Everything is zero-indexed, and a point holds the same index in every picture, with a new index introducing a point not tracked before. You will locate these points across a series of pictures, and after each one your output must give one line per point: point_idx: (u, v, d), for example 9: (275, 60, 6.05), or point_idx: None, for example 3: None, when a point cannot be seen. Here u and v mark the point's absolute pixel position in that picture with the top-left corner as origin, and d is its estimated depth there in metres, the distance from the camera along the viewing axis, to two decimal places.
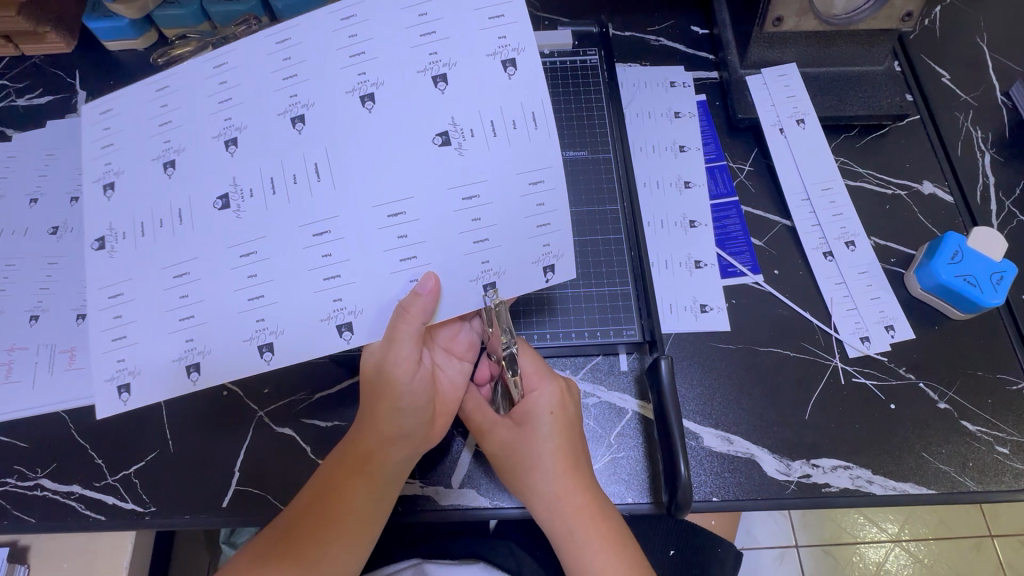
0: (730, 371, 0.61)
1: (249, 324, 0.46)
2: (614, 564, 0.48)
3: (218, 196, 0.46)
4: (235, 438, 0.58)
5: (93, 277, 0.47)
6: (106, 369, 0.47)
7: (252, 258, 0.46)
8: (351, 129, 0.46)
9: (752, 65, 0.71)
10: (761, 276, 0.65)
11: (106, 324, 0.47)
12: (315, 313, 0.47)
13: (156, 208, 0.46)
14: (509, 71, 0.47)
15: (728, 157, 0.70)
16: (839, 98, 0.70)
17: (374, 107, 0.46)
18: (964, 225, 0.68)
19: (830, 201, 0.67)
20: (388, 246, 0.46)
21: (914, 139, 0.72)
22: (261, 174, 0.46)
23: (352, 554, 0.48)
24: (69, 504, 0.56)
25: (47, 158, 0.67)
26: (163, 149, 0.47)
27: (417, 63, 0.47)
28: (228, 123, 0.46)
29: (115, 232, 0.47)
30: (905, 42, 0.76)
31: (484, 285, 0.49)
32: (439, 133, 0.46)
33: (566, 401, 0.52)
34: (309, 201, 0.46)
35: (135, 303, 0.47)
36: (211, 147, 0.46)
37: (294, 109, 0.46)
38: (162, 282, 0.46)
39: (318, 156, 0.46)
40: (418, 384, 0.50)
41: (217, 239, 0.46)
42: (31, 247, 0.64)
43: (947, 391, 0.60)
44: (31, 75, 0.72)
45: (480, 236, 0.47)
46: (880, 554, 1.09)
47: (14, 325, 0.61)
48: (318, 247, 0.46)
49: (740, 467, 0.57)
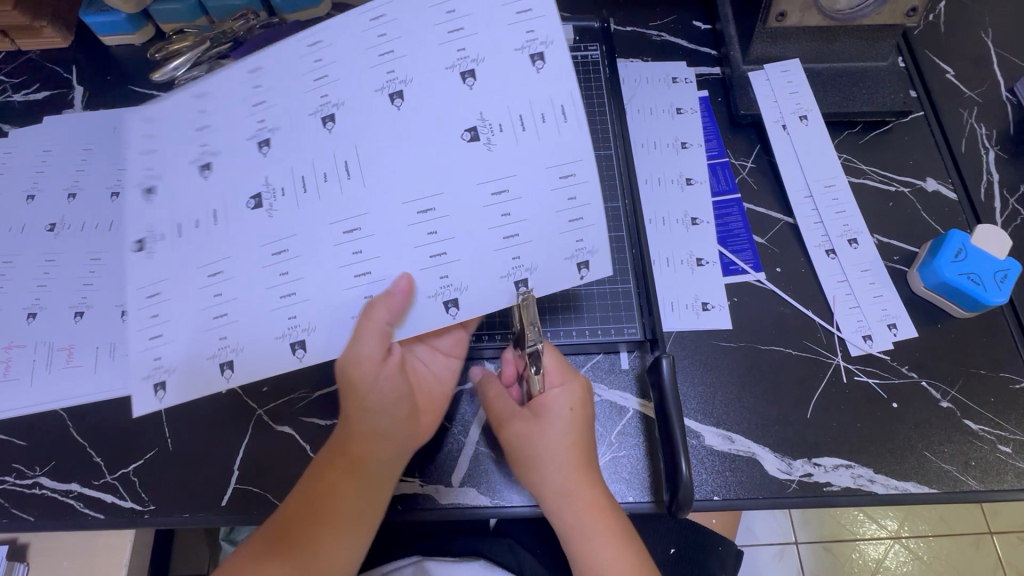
0: (731, 369, 0.60)
1: (280, 321, 0.46)
2: (621, 558, 0.48)
3: (252, 195, 0.45)
4: (234, 437, 0.58)
5: (132, 278, 0.46)
6: (143, 367, 0.46)
7: (284, 257, 0.45)
8: (380, 127, 0.46)
9: (755, 60, 0.70)
10: (763, 274, 0.64)
11: (142, 325, 0.46)
12: (345, 309, 0.46)
13: (192, 208, 0.46)
14: (538, 66, 0.47)
15: (730, 154, 0.69)
16: (842, 94, 0.70)
17: (403, 104, 0.46)
18: (967, 222, 0.68)
19: (832, 198, 0.66)
20: (417, 242, 0.46)
21: (917, 135, 0.71)
22: (293, 173, 0.45)
23: (345, 551, 0.48)
24: (68, 502, 0.56)
25: (43, 154, 0.67)
26: (199, 152, 0.46)
27: (445, 59, 0.46)
28: (262, 125, 0.46)
29: (151, 233, 0.45)
30: (910, 37, 0.75)
31: (445, 301, 0.47)
32: (467, 129, 0.46)
33: (585, 398, 0.52)
34: (338, 198, 0.45)
35: (172, 303, 0.46)
36: (244, 149, 0.46)
37: (325, 109, 0.46)
38: (197, 281, 0.46)
39: (348, 154, 0.46)
40: (387, 380, 0.48)
41: (251, 238, 0.45)
42: (29, 244, 0.63)
43: (950, 389, 0.60)
44: (28, 70, 0.71)
45: (511, 231, 0.47)
46: (880, 551, 1.09)
47: (12, 323, 0.60)
48: (348, 244, 0.46)
49: (742, 466, 0.56)
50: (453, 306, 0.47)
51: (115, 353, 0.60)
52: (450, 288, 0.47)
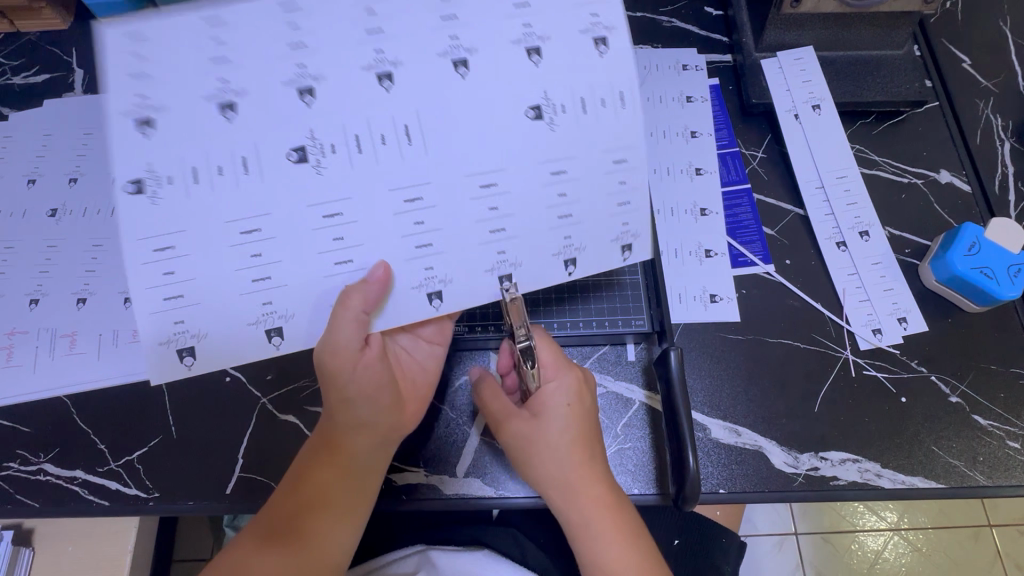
0: (738, 362, 0.60)
1: (335, 289, 0.43)
2: (626, 556, 0.47)
3: (292, 147, 0.40)
4: (237, 425, 0.57)
5: (133, 225, 0.39)
6: (161, 331, 0.41)
7: (336, 221, 0.42)
8: (446, 94, 0.41)
9: (767, 48, 0.69)
10: (772, 266, 0.63)
11: (152, 282, 0.40)
12: (405, 282, 0.44)
13: (212, 153, 0.39)
14: (602, 49, 0.43)
15: (740, 143, 0.68)
16: (857, 84, 0.68)
17: (468, 73, 0.42)
18: (981, 216, 0.67)
19: (845, 190, 0.65)
20: (478, 217, 0.44)
21: (932, 126, 0.70)
22: (345, 131, 0.41)
23: (344, 534, 0.48)
24: (72, 488, 0.56)
25: (44, 139, 0.66)
26: (218, 88, 0.39)
27: (512, 32, 0.42)
28: (301, 70, 0.40)
29: (157, 175, 0.39)
30: (926, 26, 0.73)
31: (428, 293, 0.45)
32: (532, 106, 0.43)
33: (582, 393, 0.51)
34: (399, 166, 0.41)
35: (190, 260, 0.40)
36: (282, 95, 0.40)
37: (380, 64, 0.41)
38: (227, 238, 0.40)
39: (409, 119, 0.41)
40: (363, 372, 0.46)
41: (293, 198, 0.41)
42: (30, 229, 0.62)
43: (959, 384, 0.59)
44: (27, 53, 0.70)
45: (566, 211, 0.45)
46: (879, 542, 1.09)
47: (14, 309, 0.60)
48: (410, 215, 0.43)
49: (748, 460, 0.56)
50: (506, 280, 0.46)
51: (118, 340, 0.60)
52: (506, 262, 0.46)
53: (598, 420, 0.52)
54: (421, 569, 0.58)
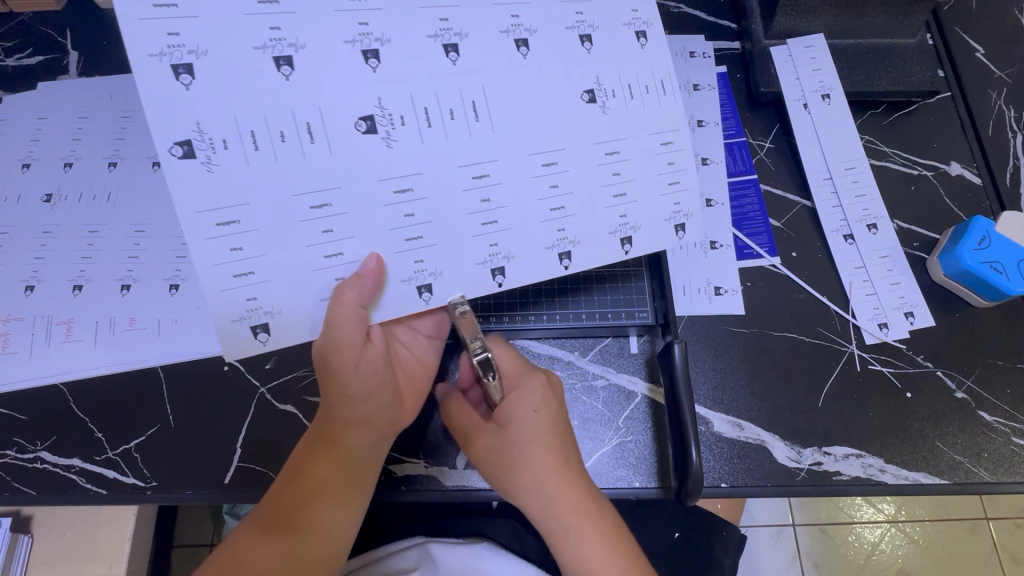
0: (741, 355, 0.59)
1: (407, 264, 0.43)
2: (608, 561, 0.46)
3: (361, 117, 0.41)
4: (235, 415, 0.57)
5: (193, 196, 0.38)
6: (233, 309, 0.40)
7: (408, 196, 0.43)
8: (510, 73, 0.45)
9: (776, 35, 0.67)
10: (778, 258, 0.62)
11: (221, 258, 0.39)
12: (471, 258, 0.45)
13: (277, 117, 0.39)
14: (642, 41, 0.49)
15: (748, 133, 0.67)
16: (868, 72, 0.67)
17: (529, 53, 0.45)
18: (992, 209, 0.65)
19: (853, 181, 0.64)
20: (541, 195, 0.45)
21: (944, 117, 0.68)
22: (414, 102, 0.42)
23: (340, 519, 0.47)
24: (69, 477, 0.55)
25: (38, 122, 0.64)
26: (169, 45, 0.38)
27: (565, 20, 0.47)
28: (365, 31, 0.42)
29: (206, 139, 0.38)
30: (940, 14, 0.72)
31: (418, 286, 0.44)
32: (585, 91, 0.46)
33: (549, 396, 0.50)
34: (467, 142, 0.43)
35: (258, 234, 0.40)
36: (344, 53, 0.41)
37: (366, 41, 0.42)
38: (298, 212, 0.40)
39: (476, 95, 0.44)
40: (366, 369, 0.45)
41: (369, 170, 0.42)
42: (25, 214, 0.61)
43: (966, 380, 0.59)
44: (19, 34, 0.68)
45: (620, 191, 0.47)
46: (876, 534, 1.10)
47: (9, 295, 0.59)
48: (478, 191, 0.44)
49: (750, 453, 0.56)
50: (567, 258, 0.47)
51: (114, 328, 0.59)
52: (565, 242, 0.47)
53: (571, 424, 0.51)
54: (421, 564, 0.57)
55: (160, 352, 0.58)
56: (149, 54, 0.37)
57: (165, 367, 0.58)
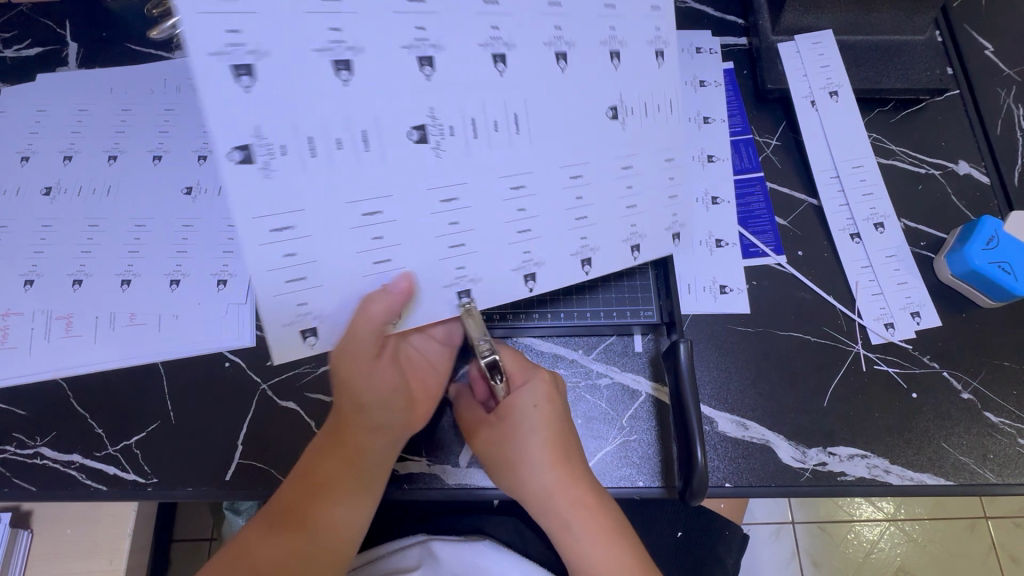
0: (747, 355, 0.59)
1: (448, 271, 0.44)
2: (612, 558, 0.46)
3: (414, 125, 0.39)
4: (237, 412, 0.56)
5: (240, 201, 0.36)
6: (285, 315, 0.40)
7: (454, 205, 0.42)
8: (550, 82, 0.43)
9: (784, 31, 0.66)
10: (784, 257, 0.62)
11: (274, 263, 0.38)
12: (508, 265, 0.45)
13: (329, 123, 0.37)
14: (659, 62, 0.47)
15: (754, 130, 0.66)
16: (877, 70, 0.66)
17: (568, 67, 0.43)
18: (999, 208, 0.65)
19: (861, 179, 0.64)
20: (568, 206, 0.46)
21: (952, 115, 0.68)
22: (464, 111, 0.40)
23: (353, 518, 0.47)
24: (69, 473, 0.55)
25: (37, 115, 0.64)
26: (229, 41, 0.34)
27: (599, 34, 0.44)
28: (420, 33, 0.38)
29: (264, 143, 0.36)
30: (949, 11, 0.71)
31: (457, 293, 0.45)
32: (611, 107, 0.46)
33: (553, 392, 0.50)
34: (509, 151, 0.42)
35: (312, 241, 0.38)
36: (400, 59, 0.38)
37: (422, 46, 0.38)
38: (349, 219, 0.39)
39: (518, 106, 0.42)
40: (380, 373, 0.47)
41: (420, 178, 0.40)
42: (25, 208, 0.61)
43: (971, 381, 0.58)
44: (18, 24, 0.68)
45: (633, 203, 0.48)
46: (874, 533, 1.10)
47: (9, 289, 0.58)
48: (514, 202, 0.44)
49: (754, 453, 0.55)
50: (588, 264, 0.48)
51: (115, 323, 0.58)
52: (588, 249, 0.48)
53: (574, 419, 0.51)
54: (423, 564, 0.56)
55: (162, 348, 0.58)
56: (207, 51, 0.33)
57: (166, 363, 0.58)
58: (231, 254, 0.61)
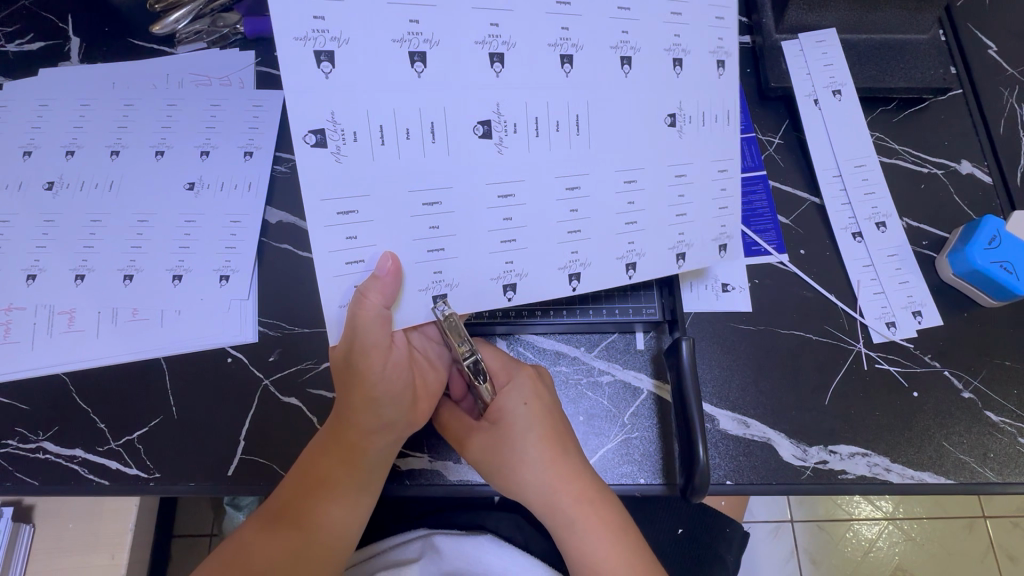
0: (747, 353, 0.59)
1: (498, 264, 0.47)
2: (617, 555, 0.46)
3: (479, 121, 0.45)
4: (239, 407, 0.56)
5: (318, 184, 0.42)
6: (344, 294, 0.44)
7: (508, 201, 0.46)
8: (610, 88, 0.48)
9: (788, 29, 0.66)
10: (786, 255, 0.62)
11: (337, 245, 0.43)
12: (555, 261, 0.49)
13: (404, 116, 0.43)
14: (720, 71, 0.52)
15: (757, 128, 0.66)
16: (881, 68, 0.66)
17: (630, 71, 0.48)
18: (1001, 208, 0.65)
19: (863, 178, 0.64)
20: (559, 217, 0.48)
21: (955, 115, 0.68)
22: (528, 111, 0.46)
23: (349, 519, 0.47)
24: (71, 467, 0.55)
25: (39, 109, 0.64)
26: (314, 28, 0.40)
27: (664, 42, 0.49)
28: (496, 35, 0.45)
29: (338, 130, 0.42)
30: (953, 10, 0.71)
31: (504, 286, 0.48)
32: (668, 115, 0.50)
33: (540, 390, 0.50)
34: (568, 153, 0.47)
35: (373, 225, 0.44)
36: (474, 54, 0.44)
37: (494, 44, 0.45)
38: (411, 208, 0.44)
39: (579, 109, 0.47)
40: (392, 371, 0.46)
41: (478, 173, 0.45)
42: (27, 202, 0.61)
43: (972, 380, 0.59)
44: (19, 19, 0.67)
45: (680, 210, 0.51)
46: (873, 531, 1.10)
47: (11, 283, 0.58)
48: (500, 209, 0.46)
49: (756, 450, 0.56)
50: (576, 279, 0.49)
51: (117, 319, 0.58)
52: (633, 253, 0.51)
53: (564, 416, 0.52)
54: (425, 559, 0.56)
55: (165, 343, 0.58)
56: (295, 37, 0.40)
57: (169, 359, 0.58)
58: (232, 249, 0.61)
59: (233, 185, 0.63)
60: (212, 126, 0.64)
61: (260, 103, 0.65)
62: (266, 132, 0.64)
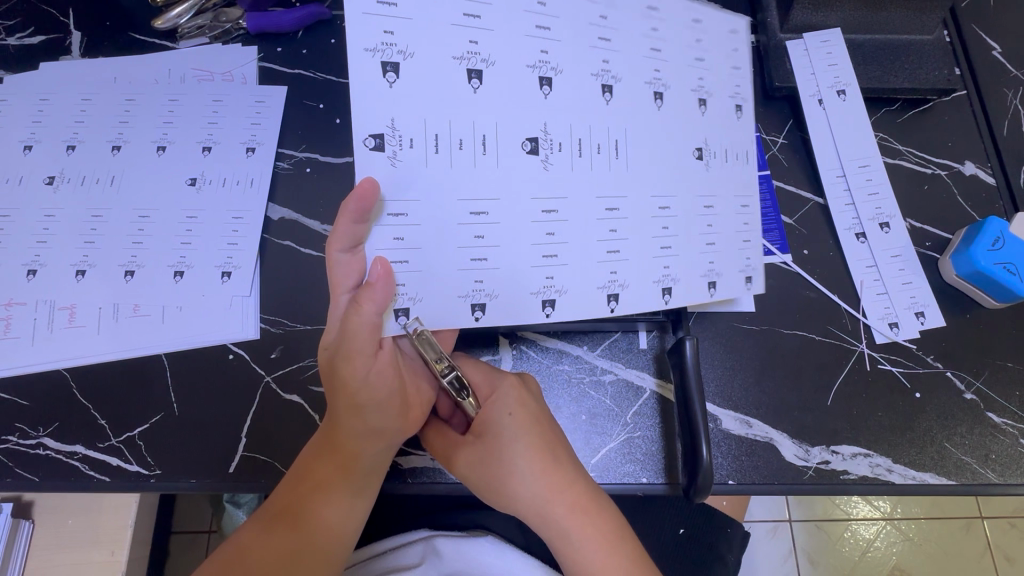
0: (752, 353, 0.59)
1: (538, 279, 0.46)
2: (612, 563, 0.46)
3: (529, 137, 0.45)
4: (240, 405, 0.56)
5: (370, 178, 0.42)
6: None
7: (552, 217, 0.46)
8: (647, 121, 0.49)
9: (792, 29, 0.66)
10: (790, 256, 0.62)
11: (384, 245, 0.43)
12: (593, 282, 0.47)
13: (456, 124, 0.43)
14: (739, 115, 0.52)
15: (762, 128, 0.66)
16: (885, 69, 0.66)
17: (663, 105, 0.49)
18: (1004, 210, 0.65)
19: (866, 178, 0.64)
20: (600, 236, 0.47)
21: (959, 116, 0.68)
22: (572, 132, 0.46)
23: (348, 518, 0.47)
24: (71, 463, 0.55)
25: (40, 103, 0.63)
26: (383, 41, 0.41)
27: (690, 81, 0.50)
28: (545, 59, 0.46)
29: (396, 136, 0.42)
30: (958, 10, 0.70)
31: (543, 301, 0.46)
32: (696, 149, 0.50)
33: (525, 397, 0.50)
34: (606, 173, 0.47)
35: (420, 228, 0.43)
36: (526, 78, 0.45)
37: (543, 68, 0.45)
38: (456, 215, 0.44)
39: (620, 134, 0.48)
40: (377, 376, 0.45)
41: (526, 188, 0.45)
42: (27, 198, 0.60)
43: (974, 381, 0.59)
44: (18, 12, 0.67)
45: (709, 237, 0.51)
46: (871, 531, 1.10)
47: (13, 279, 0.58)
48: (544, 224, 0.46)
49: (758, 451, 0.56)
50: (613, 300, 0.48)
51: (118, 314, 0.58)
52: (668, 278, 0.49)
53: (553, 419, 0.51)
54: (426, 559, 0.56)
55: (166, 339, 0.57)
56: (365, 48, 0.41)
57: (169, 355, 0.57)
58: (234, 245, 0.61)
59: (235, 181, 0.62)
60: (214, 122, 0.64)
61: (261, 99, 0.65)
62: (269, 127, 0.64)
